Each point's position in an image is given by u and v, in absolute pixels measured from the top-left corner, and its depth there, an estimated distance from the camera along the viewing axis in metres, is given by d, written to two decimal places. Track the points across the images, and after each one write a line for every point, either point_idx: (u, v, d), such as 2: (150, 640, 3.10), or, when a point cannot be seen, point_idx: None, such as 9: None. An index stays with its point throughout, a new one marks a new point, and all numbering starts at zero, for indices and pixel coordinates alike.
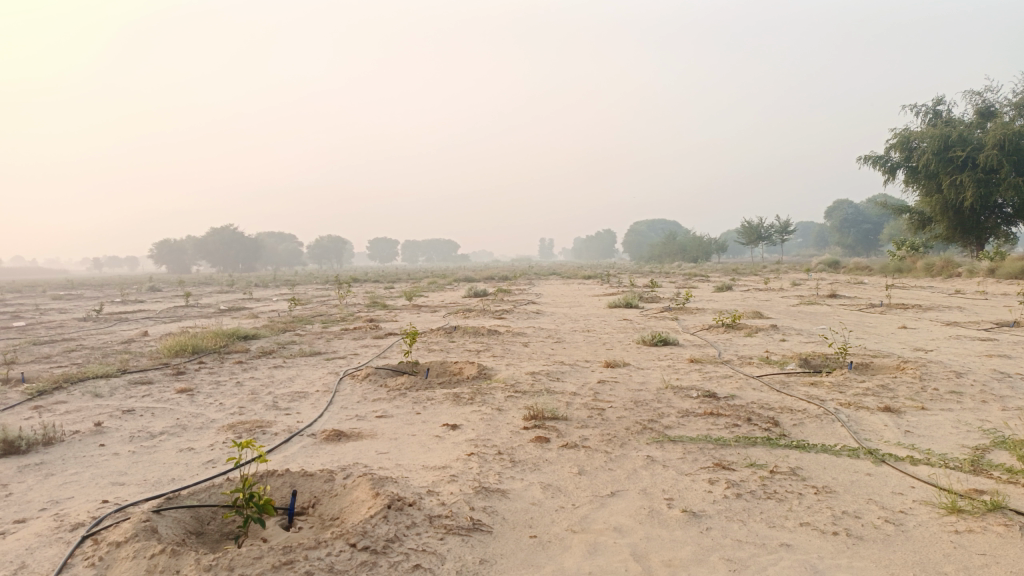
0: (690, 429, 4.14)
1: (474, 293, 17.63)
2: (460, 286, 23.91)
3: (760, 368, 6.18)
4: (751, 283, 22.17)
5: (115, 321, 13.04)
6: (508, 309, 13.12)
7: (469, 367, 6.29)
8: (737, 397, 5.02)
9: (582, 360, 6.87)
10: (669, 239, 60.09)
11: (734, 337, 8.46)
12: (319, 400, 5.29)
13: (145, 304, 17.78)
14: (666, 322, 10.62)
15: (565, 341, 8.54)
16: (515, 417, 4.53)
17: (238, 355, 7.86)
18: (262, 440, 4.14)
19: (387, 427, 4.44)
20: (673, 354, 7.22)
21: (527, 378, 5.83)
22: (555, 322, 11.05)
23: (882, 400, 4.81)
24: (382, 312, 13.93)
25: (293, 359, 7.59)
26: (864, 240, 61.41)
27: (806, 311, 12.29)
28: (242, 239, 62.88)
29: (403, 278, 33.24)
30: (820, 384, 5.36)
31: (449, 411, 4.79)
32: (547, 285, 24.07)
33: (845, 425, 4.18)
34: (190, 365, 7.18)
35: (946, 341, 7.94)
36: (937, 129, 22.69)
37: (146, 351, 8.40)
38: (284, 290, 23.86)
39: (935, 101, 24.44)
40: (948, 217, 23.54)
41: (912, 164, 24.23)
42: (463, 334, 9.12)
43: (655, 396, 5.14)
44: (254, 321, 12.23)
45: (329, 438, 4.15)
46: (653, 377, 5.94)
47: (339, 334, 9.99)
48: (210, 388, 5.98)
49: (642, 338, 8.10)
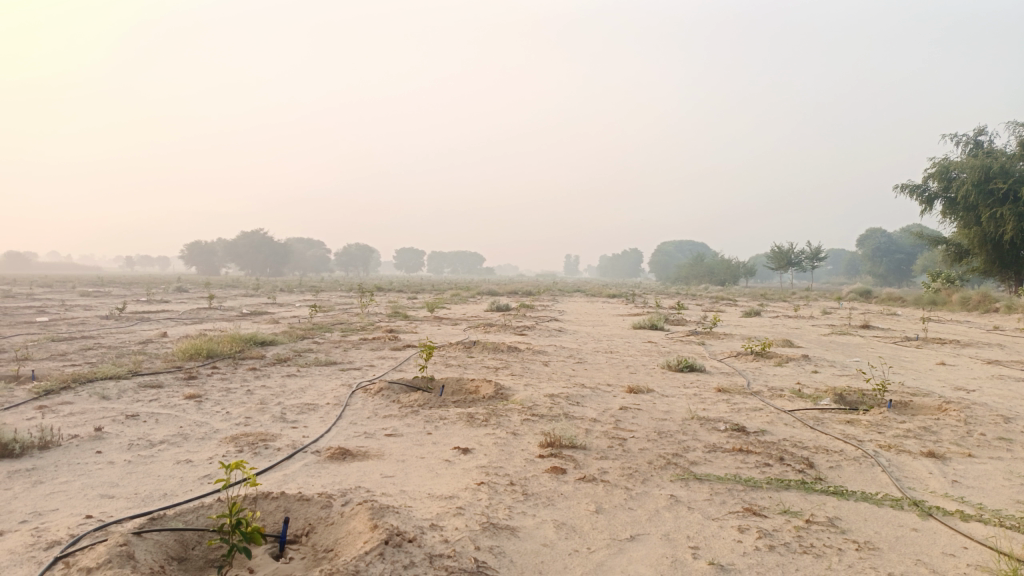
0: (718, 467, 3.85)
1: (496, 307, 17.44)
2: (483, 299, 23.74)
3: (791, 402, 5.86)
4: (780, 310, 21.69)
5: (137, 320, 13.04)
6: (530, 325, 12.88)
7: (486, 386, 6.05)
8: (768, 433, 4.72)
9: (604, 384, 6.60)
10: (696, 260, 59.44)
11: (764, 366, 8.12)
12: (329, 414, 5.09)
13: (169, 304, 17.82)
14: (693, 346, 10.30)
15: (587, 362, 8.27)
16: (530, 443, 4.28)
17: (252, 361, 7.71)
18: (264, 455, 3.93)
19: (395, 447, 4.22)
20: (699, 381, 6.92)
21: (545, 400, 5.58)
22: (578, 341, 10.78)
23: (925, 444, 4.47)
24: (402, 323, 13.76)
25: (307, 368, 7.41)
26: (896, 271, 60.26)
27: (837, 341, 11.89)
28: (272, 243, 63.56)
29: (426, 289, 33.19)
30: (857, 423, 5.03)
31: (462, 433, 4.55)
32: (571, 302, 23.81)
33: (886, 471, 3.86)
34: (202, 370, 7.03)
35: (988, 381, 7.51)
36: (978, 161, 22.19)
37: (161, 353, 8.29)
38: (308, 296, 23.83)
39: (977, 131, 23.86)
40: (987, 250, 22.88)
41: (950, 195, 23.66)
42: (482, 350, 8.88)
43: (681, 427, 4.85)
44: (274, 326, 12.12)
45: (333, 457, 3.94)
46: (678, 406, 5.65)
47: (357, 343, 9.82)
48: (219, 395, 5.81)
49: (667, 363, 7.80)
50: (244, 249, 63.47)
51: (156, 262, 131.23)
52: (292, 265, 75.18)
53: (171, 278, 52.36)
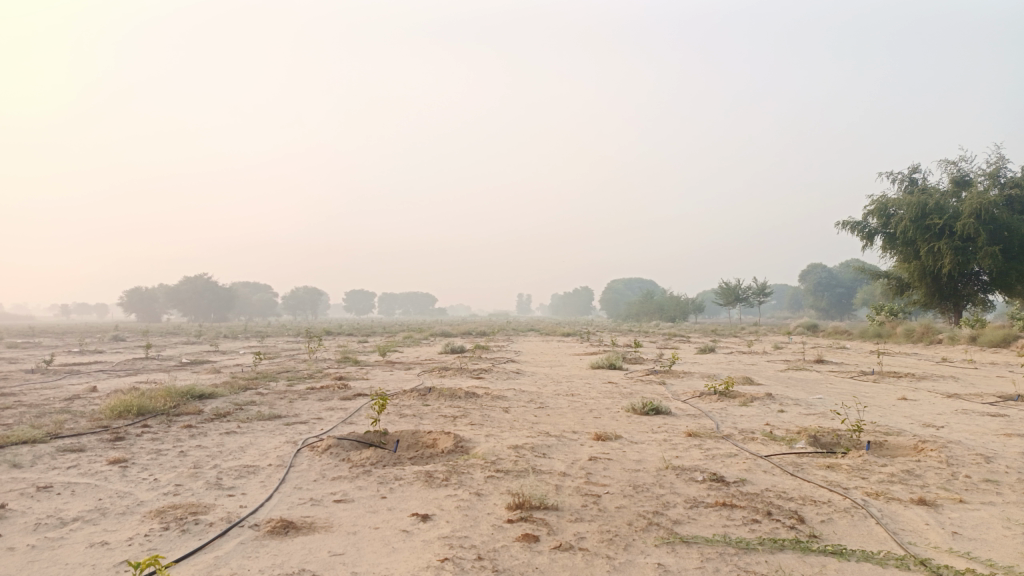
0: (704, 527, 3.52)
1: (450, 349, 16.97)
2: (436, 341, 23.25)
3: (766, 446, 5.59)
4: (733, 345, 21.73)
5: (65, 374, 12.16)
6: (486, 368, 12.46)
7: (445, 439, 5.63)
8: (749, 483, 4.43)
9: (569, 432, 6.24)
10: (647, 297, 60.01)
11: (730, 407, 7.88)
12: (271, 478, 4.60)
13: (103, 356, 16.80)
14: (654, 386, 10.04)
15: (549, 408, 7.89)
16: (496, 506, 3.88)
17: (188, 417, 7.10)
18: (193, 533, 3.43)
19: (345, 516, 3.77)
20: (667, 426, 6.62)
21: (508, 453, 5.18)
22: (537, 384, 10.39)
23: (913, 491, 4.23)
24: (353, 369, 13.17)
25: (249, 423, 6.85)
26: (837, 304, 61.89)
27: (795, 377, 11.77)
28: (216, 288, 61.86)
29: (377, 331, 32.49)
30: (837, 469, 4.78)
31: (420, 496, 4.11)
32: (525, 342, 23.44)
33: (881, 524, 3.59)
34: (132, 429, 6.41)
35: (953, 416, 7.41)
36: (914, 197, 22.88)
37: (86, 411, 7.59)
38: (253, 342, 22.96)
39: (911, 169, 24.68)
40: (926, 283, 23.49)
41: (889, 231, 24.29)
42: (438, 397, 8.43)
43: (656, 480, 4.51)
44: (214, 376, 11.42)
45: (274, 531, 3.48)
46: (650, 454, 5.32)
47: (304, 394, 9.25)
48: (148, 460, 5.23)
49: (632, 406, 7.50)
50: (187, 295, 61.62)
51: (94, 309, 126.45)
52: (238, 309, 73.25)
53: (109, 325, 50.28)
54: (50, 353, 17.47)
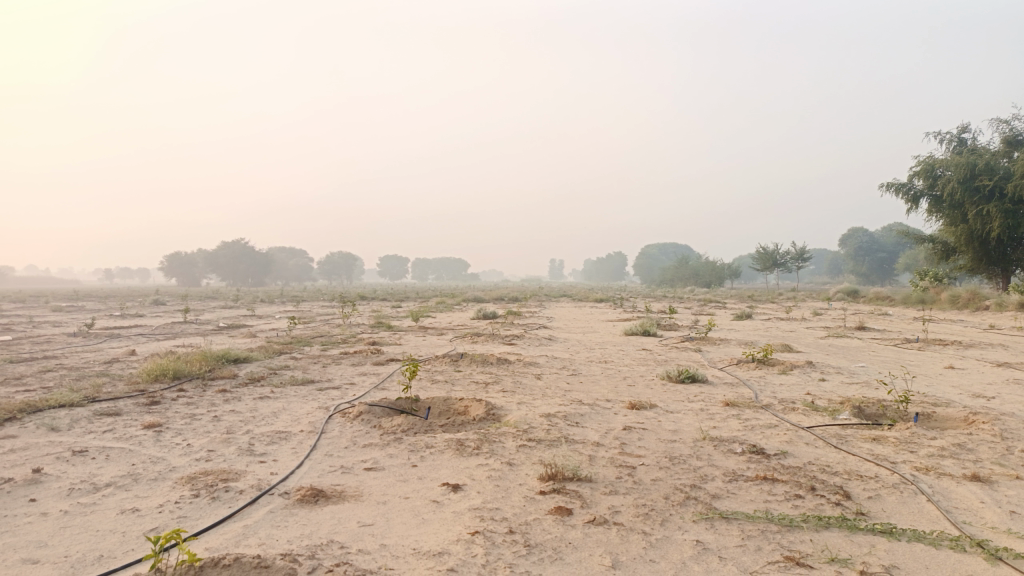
0: (744, 503, 3.39)
1: (483, 314, 16.94)
2: (469, 306, 23.25)
3: (807, 416, 5.40)
4: (771, 312, 21.34)
5: (106, 337, 12.42)
6: (519, 334, 12.38)
7: (476, 407, 5.55)
8: (791, 455, 4.27)
9: (603, 400, 6.13)
10: (681, 262, 59.26)
11: (769, 375, 7.68)
12: (302, 444, 4.57)
13: (144, 319, 17.14)
14: (690, 353, 9.86)
15: (582, 374, 7.78)
16: (528, 477, 3.78)
17: (223, 382, 7.15)
18: (222, 501, 3.40)
19: (376, 485, 3.71)
20: (703, 394, 6.46)
21: (541, 422, 5.08)
22: (570, 350, 10.28)
23: (966, 466, 4.04)
24: (386, 334, 13.21)
25: (282, 388, 6.87)
26: (879, 269, 60.43)
27: (836, 345, 11.47)
28: (254, 253, 62.75)
29: (411, 296, 32.70)
30: (884, 441, 4.59)
31: (451, 465, 4.04)
32: (559, 307, 23.31)
33: (933, 502, 3.42)
34: (167, 394, 6.47)
35: (1004, 386, 7.11)
36: (962, 158, 21.99)
37: (125, 375, 7.70)
38: (289, 307, 23.23)
39: (960, 129, 23.69)
40: (974, 247, 22.69)
41: (936, 193, 23.44)
42: (470, 363, 8.37)
43: (693, 451, 4.38)
44: (250, 341, 11.53)
45: (303, 500, 3.44)
46: (687, 424, 5.17)
47: (338, 359, 9.27)
48: (182, 424, 5.25)
49: (667, 374, 7.35)
50: (225, 260, 62.67)
51: (137, 274, 129.50)
52: (274, 274, 74.37)
53: (151, 290, 51.46)
54: (93, 317, 17.89)
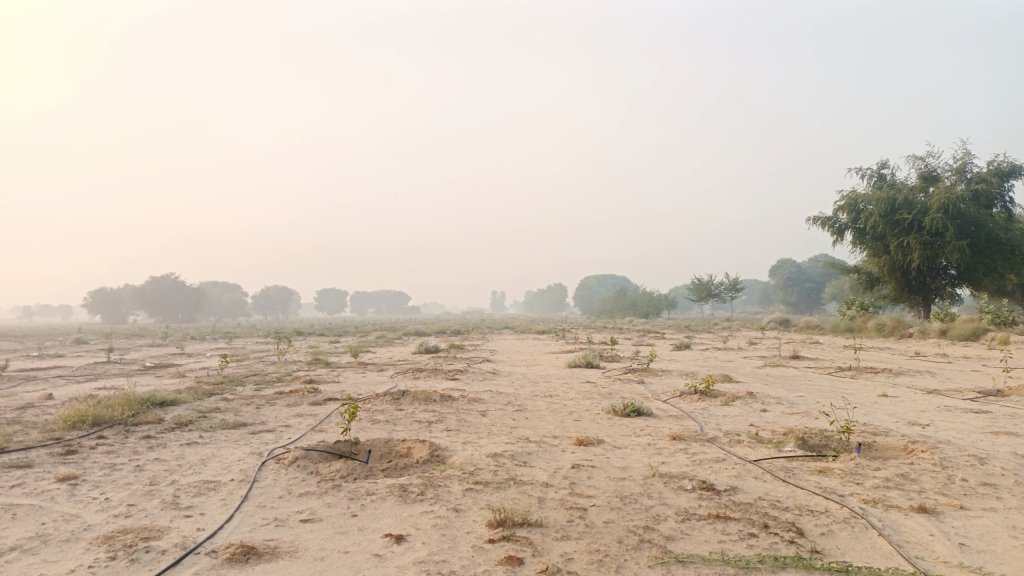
0: (699, 544, 3.30)
1: (424, 349, 16.64)
2: (409, 340, 22.87)
3: (753, 448, 5.39)
4: (709, 342, 21.70)
5: (20, 380, 11.64)
6: (461, 369, 12.17)
7: (419, 448, 5.34)
8: (741, 491, 4.22)
9: (549, 437, 6.00)
10: (620, 294, 60.06)
11: (712, 407, 7.69)
12: (233, 496, 4.29)
13: (64, 360, 16.19)
14: (633, 385, 9.85)
15: (527, 410, 7.63)
16: (476, 524, 3.62)
17: (147, 427, 6.72)
18: (143, 563, 3.12)
19: (313, 539, 3.48)
20: (650, 429, 6.40)
21: (487, 463, 4.91)
22: (514, 385, 10.12)
23: (911, 497, 4.06)
24: (323, 371, 12.79)
25: (212, 432, 6.50)
26: (808, 299, 62.53)
27: (774, 374, 11.66)
28: (184, 289, 60.65)
29: (349, 331, 31.99)
30: (830, 474, 4.59)
31: (393, 514, 3.83)
32: (501, 340, 23.18)
33: (884, 537, 3.41)
34: (85, 442, 6.02)
35: (937, 413, 7.30)
36: (883, 192, 23.01)
37: (39, 422, 7.16)
38: (221, 344, 22.37)
39: (880, 165, 24.86)
40: (896, 277, 23.67)
41: (859, 226, 24.44)
42: (412, 401, 8.13)
43: (643, 489, 4.29)
44: (178, 381, 10.98)
45: (233, 559, 3.18)
46: (635, 461, 5.08)
47: (272, 399, 8.88)
48: (101, 476, 4.87)
49: (612, 408, 7.28)
50: (154, 296, 60.38)
51: (58, 312, 123.51)
52: (206, 309, 72.00)
53: (72, 327, 49.05)
54: (6, 358, 16.81)
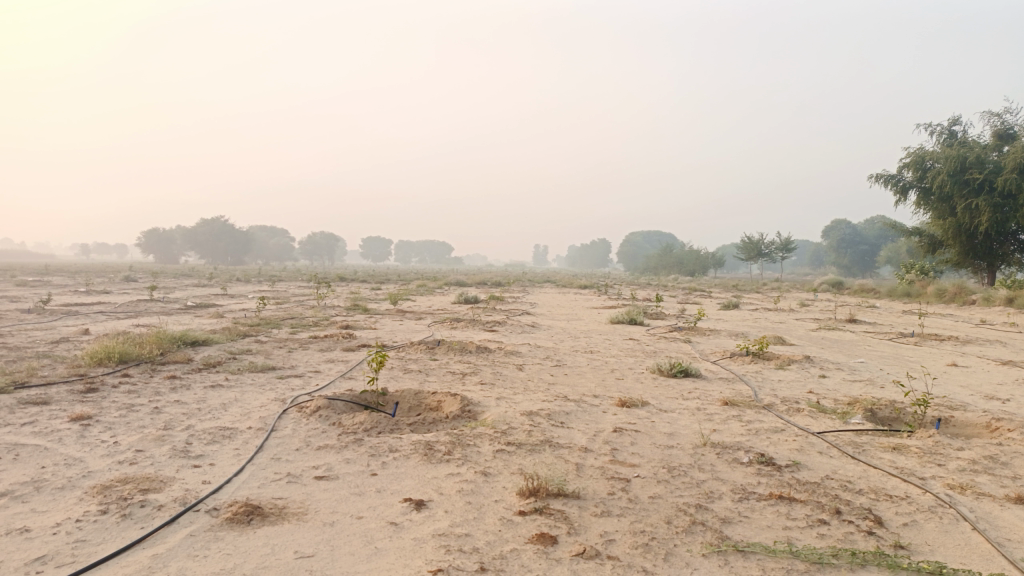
0: (760, 531, 2.86)
1: (463, 298, 16.33)
2: (449, 290, 22.64)
3: (815, 419, 4.89)
4: (758, 302, 20.92)
5: (62, 314, 11.70)
6: (500, 320, 11.81)
7: (450, 402, 4.98)
8: (805, 468, 3.76)
9: (590, 396, 5.59)
10: (665, 250, 58.79)
11: (766, 370, 7.18)
12: (249, 444, 4.00)
13: (109, 296, 16.34)
14: (680, 344, 9.35)
15: (567, 366, 7.22)
16: (506, 491, 3.24)
17: (174, 367, 6.53)
18: (135, 520, 2.81)
19: (325, 499, 3.14)
20: (699, 391, 5.93)
21: (522, 422, 4.52)
22: (554, 338, 9.74)
23: (1005, 485, 3.54)
24: (361, 317, 12.57)
25: (239, 375, 6.27)
26: (861, 262, 60.41)
27: (829, 337, 11.03)
28: (234, 232, 61.64)
29: (391, 279, 31.96)
30: (908, 452, 4.08)
31: (415, 475, 3.47)
32: (541, 294, 22.77)
33: (981, 532, 2.91)
34: (109, 380, 5.84)
35: (1016, 387, 6.66)
36: (953, 150, 21.60)
37: (67, 357, 7.03)
38: (263, 287, 22.49)
39: (951, 121, 23.35)
40: (961, 241, 22.38)
41: (925, 185, 23.07)
42: (447, 352, 7.80)
43: (695, 459, 3.86)
44: (214, 322, 10.86)
45: (234, 520, 2.86)
46: (684, 427, 4.63)
47: (305, 344, 8.65)
48: (116, 417, 4.63)
49: (658, 367, 6.82)
50: (204, 238, 61.53)
51: (114, 249, 127.31)
52: (253, 252, 73.02)
53: (128, 266, 50.22)
54: (53, 292, 17.06)
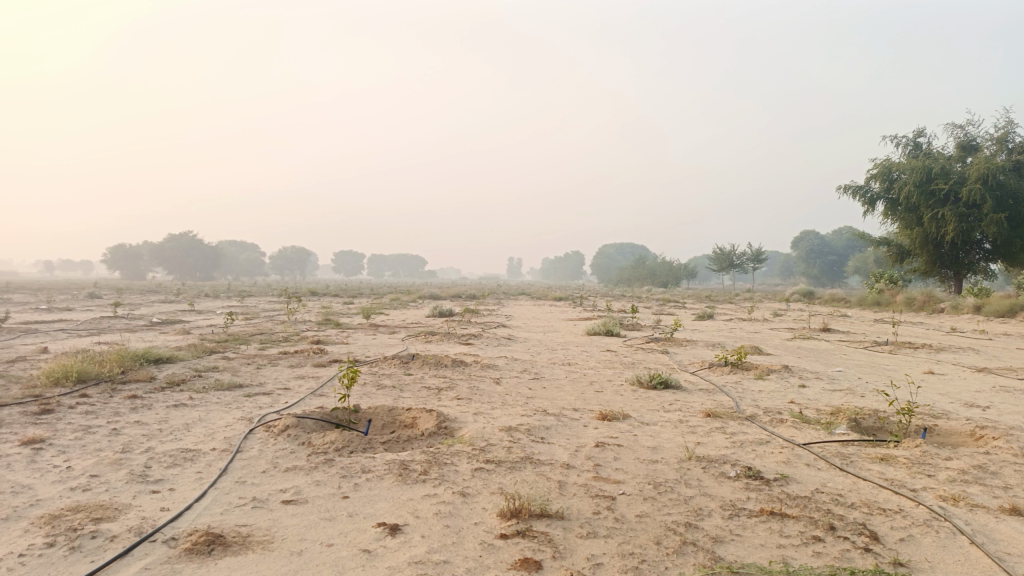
0: (754, 550, 2.73)
1: (437, 312, 16.11)
2: (423, 303, 22.39)
3: (800, 430, 4.79)
4: (732, 312, 20.98)
5: (20, 332, 11.26)
6: (475, 333, 11.62)
7: (426, 419, 4.79)
8: (794, 482, 3.65)
9: (569, 409, 5.44)
10: (638, 262, 59.05)
11: (745, 381, 7.09)
12: (213, 467, 3.78)
13: (71, 313, 15.84)
14: (657, 355, 9.25)
15: (544, 379, 7.07)
16: (486, 513, 3.07)
17: (135, 386, 6.25)
18: (84, 553, 2.59)
19: (293, 526, 2.94)
20: (680, 403, 5.82)
21: (501, 438, 4.35)
22: (530, 351, 9.58)
23: (998, 495, 3.45)
24: (332, 332, 12.31)
25: (204, 394, 6.01)
26: (830, 272, 61.26)
27: (805, 347, 11.02)
28: (203, 247, 60.67)
29: (364, 293, 31.55)
30: (896, 463, 3.99)
31: (390, 497, 3.29)
32: (516, 306, 22.62)
33: (980, 546, 2.81)
34: (65, 401, 5.56)
35: (994, 394, 6.64)
36: (919, 161, 21.95)
37: (22, 377, 6.71)
38: (232, 302, 22.01)
39: (916, 133, 23.77)
40: (928, 250, 22.71)
41: (892, 196, 23.40)
42: (421, 366, 7.60)
43: (681, 474, 3.72)
44: (180, 338, 10.53)
45: (194, 550, 2.65)
46: (668, 440, 4.50)
47: (275, 360, 8.39)
48: (70, 440, 4.37)
49: (637, 379, 6.70)
50: (173, 253, 60.44)
51: (79, 266, 124.67)
52: (223, 267, 71.89)
53: (92, 282, 49.04)
54: (11, 309, 16.49)
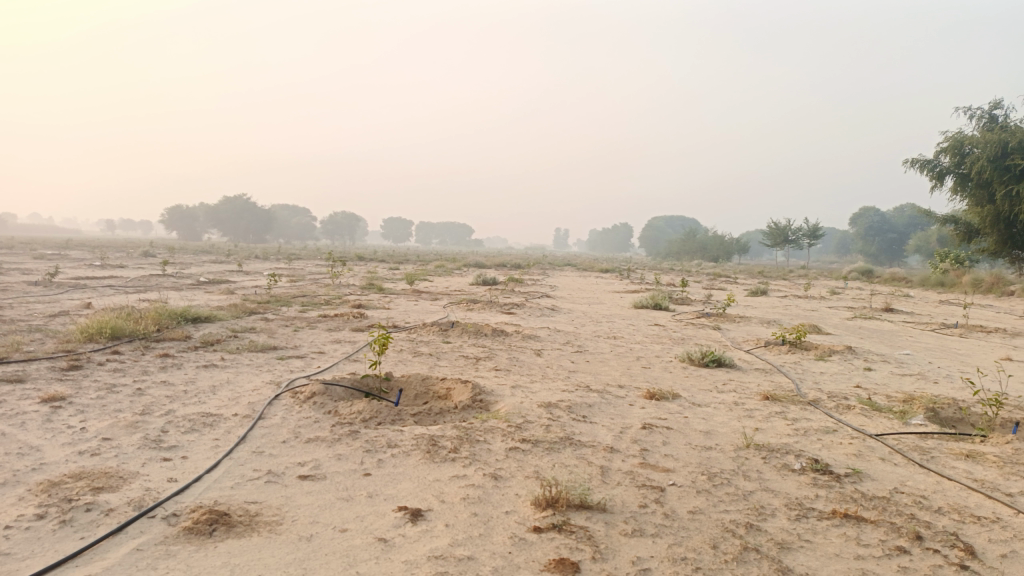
0: (827, 561, 2.35)
1: (481, 279, 15.82)
2: (467, 271, 22.14)
3: (871, 418, 4.33)
4: (786, 289, 20.23)
5: (69, 287, 11.36)
6: (518, 303, 11.28)
7: (461, 390, 4.49)
8: (868, 478, 3.23)
9: (614, 386, 5.09)
10: (688, 235, 57.82)
11: (806, 362, 6.61)
12: (233, 434, 3.54)
13: (122, 271, 16.05)
14: (708, 331, 8.80)
15: (589, 352, 6.71)
16: (519, 501, 2.75)
17: (168, 345, 6.11)
18: (75, 528, 2.36)
19: (306, 505, 2.67)
20: (735, 383, 5.41)
21: (539, 414, 4.03)
22: (575, 322, 9.23)
23: None
24: (374, 296, 12.15)
25: (236, 355, 5.84)
26: (888, 250, 58.97)
27: (867, 327, 10.39)
28: (255, 210, 61.47)
29: (409, 260, 31.45)
30: (987, 462, 3.52)
31: (414, 477, 2.99)
32: (561, 276, 22.19)
33: None
34: (96, 358, 5.43)
35: None
36: (993, 135, 20.58)
37: (60, 332, 6.65)
38: (281, 264, 22.13)
39: (992, 105, 22.30)
40: (999, 230, 21.42)
41: (962, 171, 22.08)
42: (461, 334, 7.33)
43: (739, 465, 3.34)
44: (222, 297, 10.47)
45: (194, 530, 2.40)
46: (722, 424, 4.12)
47: (313, 322, 8.21)
48: (91, 399, 4.20)
49: (688, 355, 6.29)
50: (226, 215, 61.46)
51: (139, 226, 128.29)
52: (274, 231, 72.93)
53: (149, 242, 50.21)
54: (65, 266, 16.80)
